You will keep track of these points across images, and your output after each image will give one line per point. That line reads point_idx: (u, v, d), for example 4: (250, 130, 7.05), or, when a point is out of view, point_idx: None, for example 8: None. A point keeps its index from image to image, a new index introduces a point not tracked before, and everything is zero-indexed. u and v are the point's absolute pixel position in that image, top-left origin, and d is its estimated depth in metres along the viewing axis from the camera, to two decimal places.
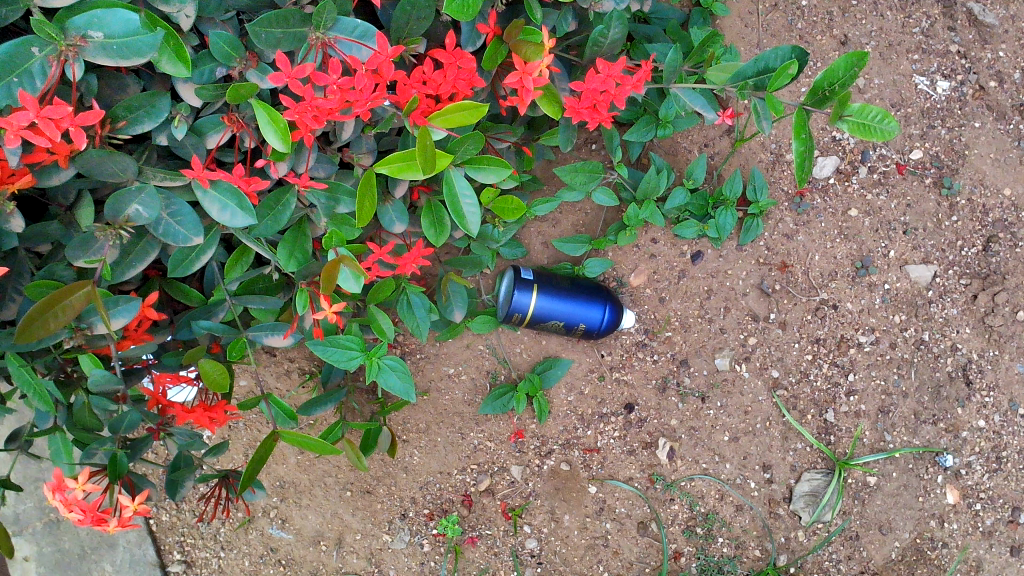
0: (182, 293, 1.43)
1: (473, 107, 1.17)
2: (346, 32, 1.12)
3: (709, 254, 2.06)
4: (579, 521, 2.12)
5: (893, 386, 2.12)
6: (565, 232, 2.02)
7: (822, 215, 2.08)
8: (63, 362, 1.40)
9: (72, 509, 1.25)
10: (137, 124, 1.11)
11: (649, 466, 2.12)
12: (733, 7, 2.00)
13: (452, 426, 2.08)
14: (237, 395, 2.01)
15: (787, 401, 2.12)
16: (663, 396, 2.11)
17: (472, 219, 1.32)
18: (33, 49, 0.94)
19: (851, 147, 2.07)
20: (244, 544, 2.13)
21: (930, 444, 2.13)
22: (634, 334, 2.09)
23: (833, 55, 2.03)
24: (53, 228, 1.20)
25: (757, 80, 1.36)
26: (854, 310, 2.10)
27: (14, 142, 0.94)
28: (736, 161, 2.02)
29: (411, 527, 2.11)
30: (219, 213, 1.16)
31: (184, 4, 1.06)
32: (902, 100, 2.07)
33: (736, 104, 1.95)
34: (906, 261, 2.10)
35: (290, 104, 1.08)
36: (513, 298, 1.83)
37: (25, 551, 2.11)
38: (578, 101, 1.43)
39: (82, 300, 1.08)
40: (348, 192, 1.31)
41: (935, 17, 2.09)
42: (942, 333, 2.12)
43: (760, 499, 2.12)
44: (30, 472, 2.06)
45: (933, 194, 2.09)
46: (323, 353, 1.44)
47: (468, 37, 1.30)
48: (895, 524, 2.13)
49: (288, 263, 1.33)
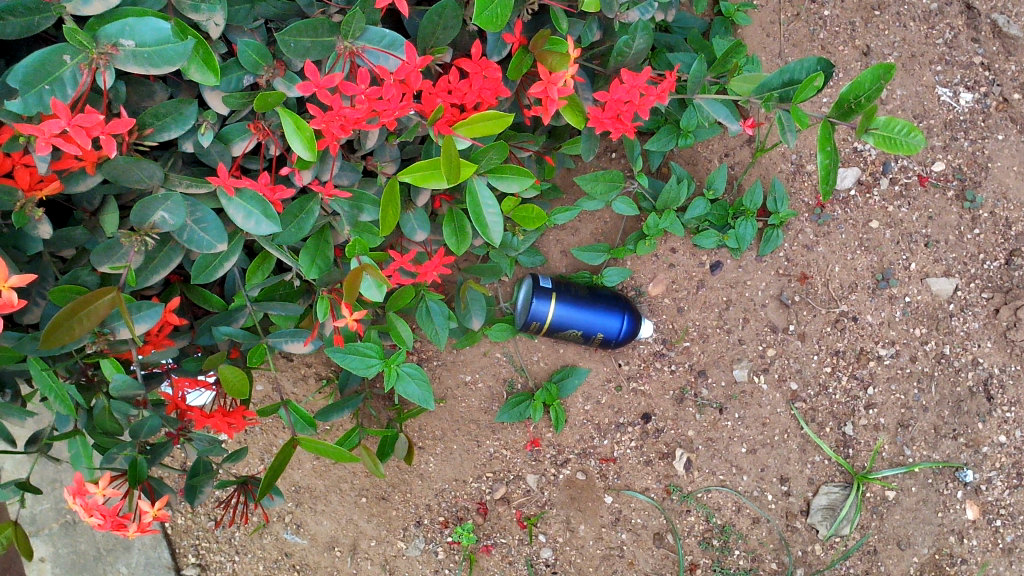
0: (202, 298, 1.43)
1: (497, 117, 1.16)
2: (374, 41, 1.12)
3: (728, 264, 2.05)
4: (594, 531, 2.12)
5: (912, 400, 2.10)
6: (584, 240, 2.01)
7: (843, 226, 2.06)
8: (85, 365, 1.38)
9: (92, 514, 1.24)
10: (164, 131, 1.11)
11: (666, 477, 2.11)
12: (756, 16, 1.98)
13: (468, 433, 2.08)
14: (254, 400, 2.01)
15: (805, 413, 2.11)
16: (681, 406, 2.10)
17: (495, 228, 1.30)
18: (64, 57, 0.95)
19: (872, 158, 2.05)
20: (258, 548, 2.13)
21: (950, 459, 2.11)
22: (652, 344, 2.08)
23: (855, 66, 2.02)
24: (78, 233, 1.20)
25: (782, 91, 1.35)
26: (874, 323, 2.09)
27: (45, 150, 0.95)
28: (757, 171, 2.00)
29: (425, 535, 2.12)
30: (244, 221, 1.16)
31: (214, 13, 1.06)
32: (925, 111, 2.05)
33: (758, 114, 1.93)
34: (927, 274, 2.08)
35: (317, 113, 1.07)
36: (532, 306, 1.82)
37: (41, 552, 2.13)
38: (602, 111, 1.43)
39: (106, 306, 1.08)
40: (371, 200, 1.32)
41: (959, 28, 2.08)
42: (963, 346, 2.10)
43: (778, 511, 2.11)
44: (48, 474, 2.09)
45: (956, 207, 2.07)
46: (342, 360, 1.44)
47: (494, 46, 1.29)
48: (914, 540, 2.11)
49: (310, 270, 1.32)
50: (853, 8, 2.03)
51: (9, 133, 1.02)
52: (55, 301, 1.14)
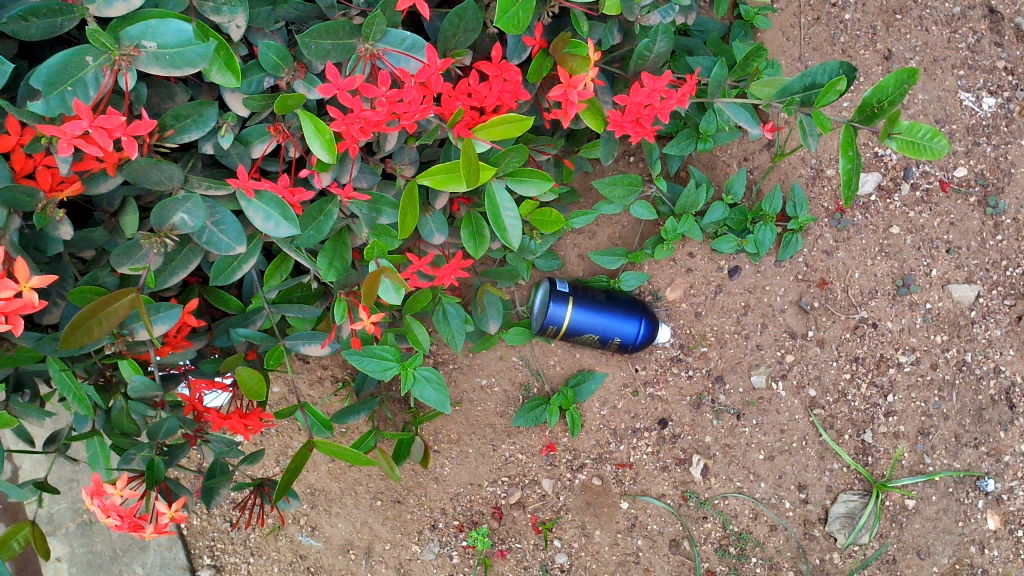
0: (220, 300, 1.43)
1: (517, 120, 1.17)
2: (395, 44, 1.12)
3: (747, 269, 2.03)
4: (609, 537, 2.11)
5: (933, 408, 2.08)
6: (601, 245, 2.00)
7: (863, 232, 2.04)
8: (103, 365, 1.38)
9: (110, 514, 1.25)
10: (184, 132, 1.11)
11: (683, 483, 2.10)
12: (776, 19, 1.97)
13: (484, 437, 2.07)
14: (270, 403, 2.02)
15: (824, 420, 2.09)
16: (698, 412, 2.09)
17: (513, 231, 1.30)
18: (87, 58, 0.95)
19: (894, 163, 2.03)
20: (273, 550, 2.14)
21: (971, 468, 2.09)
22: (670, 349, 2.07)
23: (876, 70, 2.00)
24: (98, 234, 1.21)
25: (804, 96, 1.33)
26: (894, 329, 2.07)
27: (67, 152, 0.95)
28: (776, 176, 1.99)
29: (440, 539, 2.11)
30: (263, 223, 1.16)
31: (235, 15, 1.06)
32: (947, 116, 2.03)
33: (778, 118, 1.92)
34: (949, 281, 2.06)
35: (336, 115, 1.08)
36: (548, 310, 1.81)
37: (57, 552, 2.13)
38: (623, 115, 1.41)
39: (124, 306, 1.08)
40: (390, 204, 1.31)
41: (982, 32, 2.05)
42: (985, 354, 2.08)
43: (795, 519, 2.09)
44: (65, 473, 2.10)
45: (978, 212, 2.05)
46: (359, 363, 1.43)
47: (514, 49, 1.30)
48: (934, 549, 2.09)
49: (328, 273, 1.32)
50: (874, 11, 2.01)
51: (31, 134, 1.03)
52: (74, 301, 1.14)
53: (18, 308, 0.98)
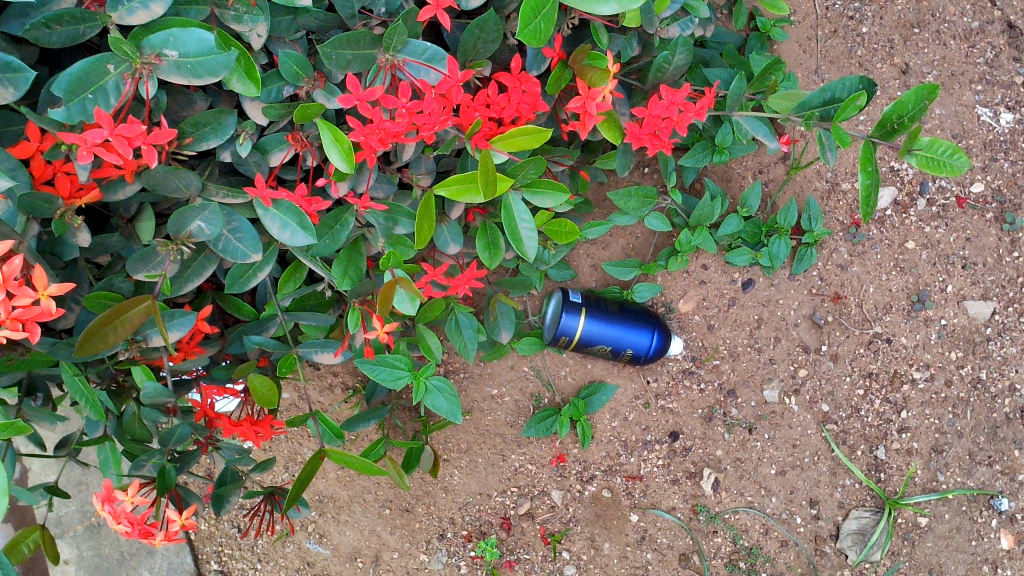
0: (233, 306, 1.42)
1: (535, 132, 1.16)
2: (415, 54, 1.12)
3: (760, 283, 2.02)
4: (618, 549, 2.10)
5: (947, 425, 2.07)
6: (614, 255, 1.99)
7: (879, 246, 2.02)
8: (116, 371, 1.37)
9: (121, 521, 1.24)
10: (203, 140, 1.10)
11: (694, 496, 2.09)
12: (794, 32, 1.95)
13: (494, 446, 2.06)
14: (280, 409, 2.01)
15: (836, 435, 2.07)
16: (709, 426, 2.08)
17: (530, 243, 1.28)
18: (109, 66, 0.94)
19: (910, 178, 2.01)
20: (280, 557, 2.13)
21: (985, 486, 2.07)
22: (681, 361, 2.05)
23: (892, 84, 1.98)
24: (114, 240, 1.20)
25: (823, 110, 1.31)
26: (908, 346, 2.05)
27: (87, 159, 0.95)
28: (792, 189, 1.98)
29: (448, 548, 2.11)
30: (279, 231, 1.15)
31: (256, 24, 1.06)
32: (964, 131, 2.02)
33: (794, 131, 1.91)
34: (964, 297, 2.04)
35: (356, 126, 1.07)
36: (561, 321, 1.80)
37: (65, 554, 2.14)
38: (640, 127, 1.41)
39: (140, 314, 1.07)
40: (406, 213, 1.31)
41: (1000, 47, 2.04)
42: (1000, 371, 2.06)
43: (806, 535, 2.08)
44: (74, 476, 2.10)
45: (994, 228, 2.03)
46: (370, 371, 1.42)
47: (533, 60, 1.29)
48: (945, 568, 2.07)
49: (342, 281, 1.31)
50: (892, 25, 2.00)
51: (53, 141, 1.04)
52: (92, 307, 1.13)
53: (35, 315, 0.98)
